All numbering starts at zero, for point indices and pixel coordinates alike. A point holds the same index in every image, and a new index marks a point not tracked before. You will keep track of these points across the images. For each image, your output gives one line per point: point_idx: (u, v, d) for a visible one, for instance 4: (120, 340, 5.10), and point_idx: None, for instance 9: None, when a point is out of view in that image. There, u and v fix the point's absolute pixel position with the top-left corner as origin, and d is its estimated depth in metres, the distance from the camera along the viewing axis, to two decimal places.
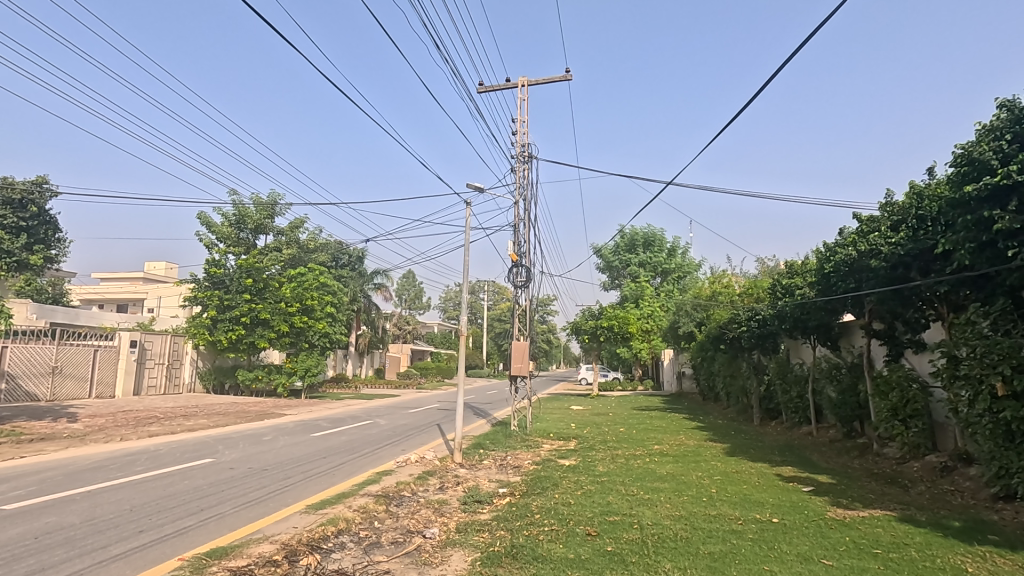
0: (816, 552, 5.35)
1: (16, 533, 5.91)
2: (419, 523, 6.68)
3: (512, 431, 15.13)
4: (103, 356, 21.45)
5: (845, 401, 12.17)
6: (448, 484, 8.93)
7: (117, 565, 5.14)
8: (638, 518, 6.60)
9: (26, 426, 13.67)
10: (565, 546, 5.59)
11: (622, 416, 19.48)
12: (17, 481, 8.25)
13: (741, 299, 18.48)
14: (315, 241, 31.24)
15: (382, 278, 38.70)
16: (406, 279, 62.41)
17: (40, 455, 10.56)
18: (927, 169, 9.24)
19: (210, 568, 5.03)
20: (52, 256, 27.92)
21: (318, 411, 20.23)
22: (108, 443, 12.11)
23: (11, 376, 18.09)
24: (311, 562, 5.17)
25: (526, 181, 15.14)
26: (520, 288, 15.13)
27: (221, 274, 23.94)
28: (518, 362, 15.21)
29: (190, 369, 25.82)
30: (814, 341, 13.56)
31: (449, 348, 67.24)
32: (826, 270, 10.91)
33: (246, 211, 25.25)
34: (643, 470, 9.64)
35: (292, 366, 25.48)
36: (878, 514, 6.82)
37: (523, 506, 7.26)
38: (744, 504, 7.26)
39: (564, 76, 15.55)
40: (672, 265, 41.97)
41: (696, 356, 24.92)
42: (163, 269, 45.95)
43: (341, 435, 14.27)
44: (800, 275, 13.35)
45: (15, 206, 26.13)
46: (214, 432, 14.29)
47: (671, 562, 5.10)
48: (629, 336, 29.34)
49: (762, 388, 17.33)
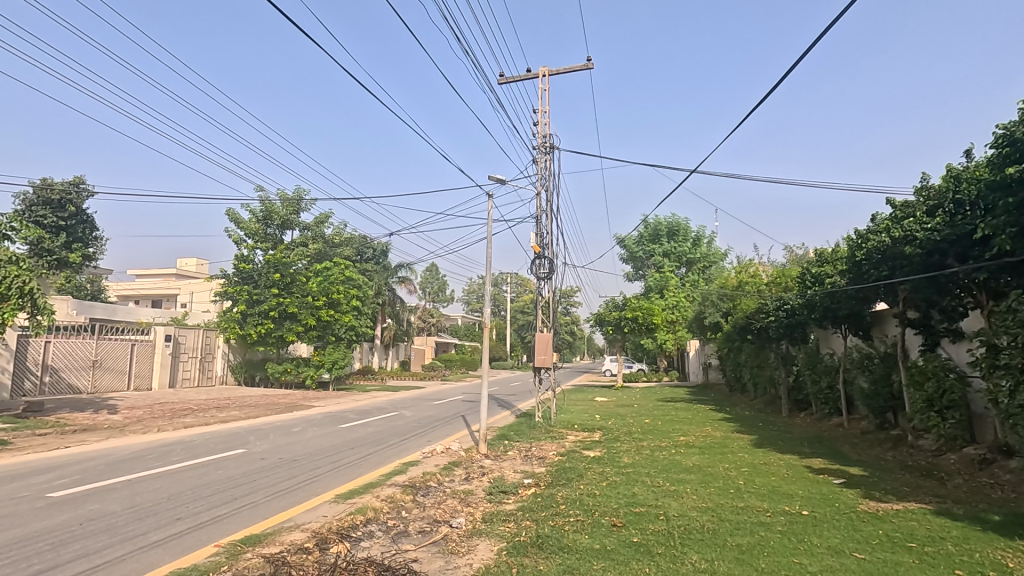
0: (847, 546, 5.25)
1: (62, 519, 6.18)
2: (445, 512, 6.77)
3: (537, 422, 15.18)
4: (140, 350, 22.21)
5: (877, 391, 11.85)
6: (474, 475, 9.02)
7: (157, 551, 5.35)
8: (664, 509, 6.56)
9: (69, 418, 14.24)
10: (591, 536, 5.59)
11: (647, 408, 19.21)
12: (61, 471, 8.60)
13: (769, 288, 18.12)
14: (340, 235, 31.92)
15: (406, 271, 39.15)
16: (428, 272, 62.89)
17: (83, 445, 11.03)
18: (965, 152, 8.89)
19: (245, 554, 5.20)
20: (90, 255, 28.87)
21: (345, 404, 20.54)
22: (146, 434, 12.51)
23: (55, 369, 18.86)
24: (341, 550, 5.28)
25: (547, 172, 15.03)
26: (543, 280, 15.08)
27: (250, 269, 24.52)
28: (542, 354, 15.15)
29: (222, 362, 26.53)
30: (844, 331, 13.23)
31: (473, 339, 67.73)
32: (857, 257, 10.57)
33: (273, 207, 25.85)
34: (668, 462, 9.56)
35: (320, 359, 25.67)
36: (913, 507, 6.65)
37: (548, 497, 7.29)
38: (773, 497, 7.15)
39: (586, 64, 15.36)
40: (697, 255, 41.36)
41: (722, 347, 24.50)
42: (194, 265, 47.31)
43: (368, 426, 14.53)
44: (831, 263, 13.01)
45: (54, 206, 27.02)
46: (246, 424, 14.68)
47: (698, 553, 5.07)
48: (654, 326, 28.90)
49: (791, 379, 16.98)
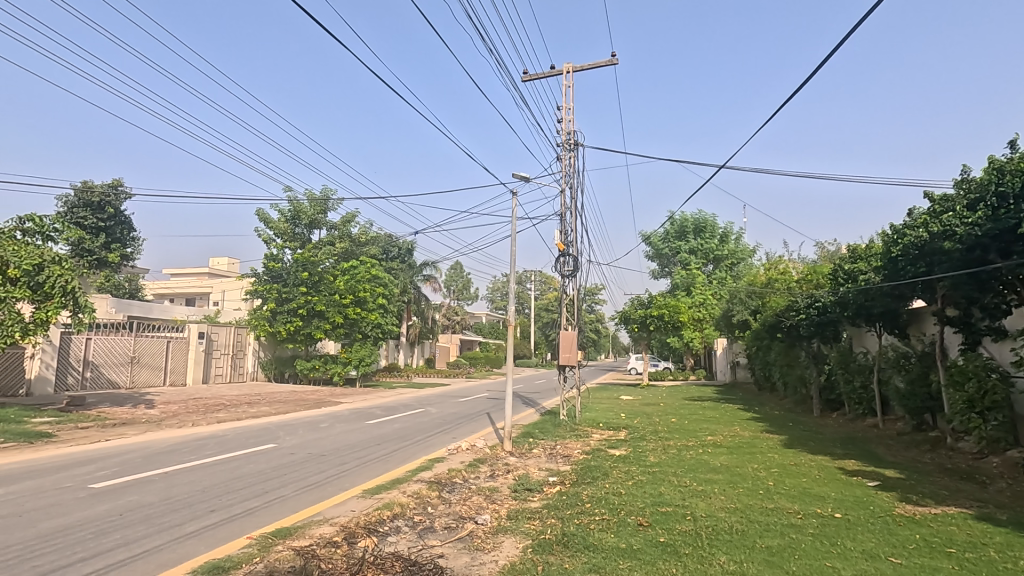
0: (882, 550, 5.10)
1: (104, 509, 6.41)
2: (471, 509, 6.81)
3: (562, 420, 15.15)
4: (175, 346, 22.91)
5: (914, 392, 11.47)
6: (499, 472, 9.06)
7: (193, 541, 5.51)
8: (691, 509, 6.47)
9: (109, 412, 14.78)
10: (616, 535, 5.56)
11: (674, 407, 19.00)
12: (101, 463, 8.92)
13: (799, 285, 17.70)
14: (366, 234, 32.34)
15: (431, 270, 39.47)
16: (453, 270, 63.26)
17: (122, 438, 11.42)
18: (1009, 142, 8.54)
19: (276, 546, 5.32)
20: (128, 254, 29.86)
21: (372, 400, 20.84)
22: (181, 428, 12.91)
23: (96, 365, 19.57)
24: (369, 544, 5.36)
25: (572, 169, 14.96)
26: (567, 278, 15.01)
27: (279, 268, 25.05)
28: (567, 352, 15.09)
29: (253, 359, 27.18)
30: (879, 330, 12.84)
31: (497, 337, 67.94)
32: (893, 253, 10.24)
33: (301, 207, 26.39)
34: (696, 461, 9.43)
35: (347, 356, 26.12)
36: (952, 511, 6.42)
37: (573, 495, 7.27)
38: (804, 498, 6.99)
39: (611, 60, 15.21)
40: (724, 252, 40.65)
41: (750, 345, 24.04)
42: (225, 264, 48.58)
43: (394, 423, 14.70)
44: (865, 259, 12.64)
45: (94, 208, 27.99)
46: (275, 419, 15.04)
47: (727, 554, 5.00)
48: (680, 325, 28.52)
49: (823, 378, 16.57)
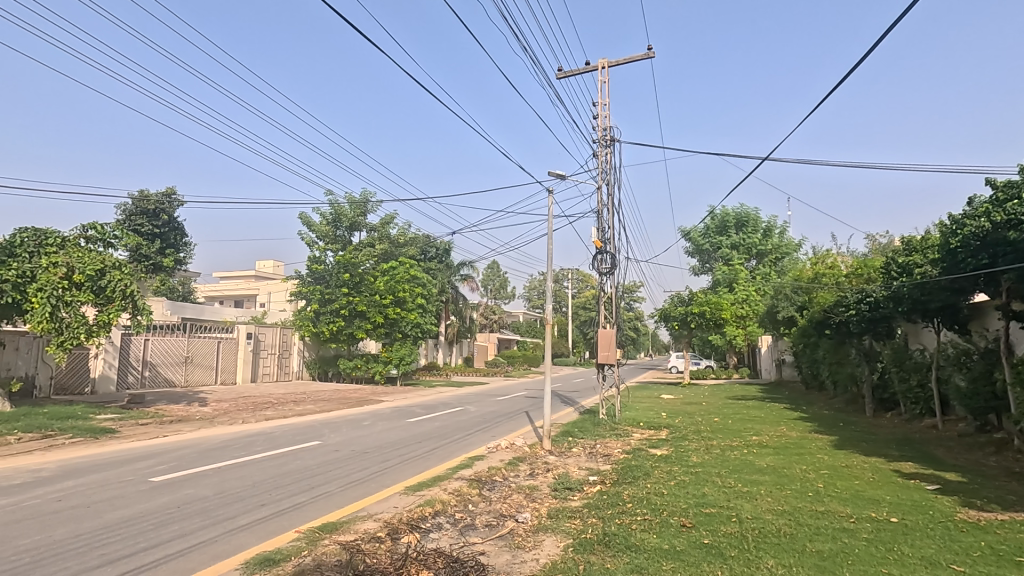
0: (943, 557, 4.86)
1: (163, 502, 6.74)
2: (512, 507, 6.83)
3: (601, 419, 15.02)
4: (225, 346, 23.87)
5: (977, 391, 10.83)
6: (539, 471, 9.05)
7: (245, 534, 5.73)
8: (736, 511, 6.31)
9: (167, 409, 15.52)
10: (659, 536, 5.48)
11: (716, 406, 18.56)
12: (160, 458, 9.38)
13: (849, 279, 17.00)
14: (405, 235, 32.90)
15: (468, 269, 39.79)
16: (490, 269, 63.59)
17: (178, 434, 11.99)
18: None
19: (323, 540, 5.48)
20: (181, 259, 31.25)
21: (412, 398, 21.26)
22: (232, 426, 13.43)
23: (154, 364, 20.59)
24: (412, 540, 5.46)
25: (608, 165, 14.80)
26: (605, 275, 14.87)
27: (322, 269, 25.77)
28: (605, 351, 14.95)
29: (298, 358, 28.05)
30: (937, 325, 12.19)
31: (535, 336, 67.94)
32: (951, 244, 9.71)
33: (342, 210, 27.11)
34: (740, 462, 9.19)
35: (387, 355, 26.64)
36: (1020, 518, 6.05)
37: (614, 495, 7.20)
38: (857, 502, 6.71)
39: (647, 54, 14.97)
40: (768, 247, 39.45)
41: (797, 343, 23.25)
42: (271, 267, 50.29)
43: (434, 421, 14.90)
44: (921, 251, 12.02)
45: (150, 215, 29.39)
46: (321, 417, 15.47)
47: (775, 558, 4.85)
48: (722, 322, 27.83)
49: (876, 376, 15.85)
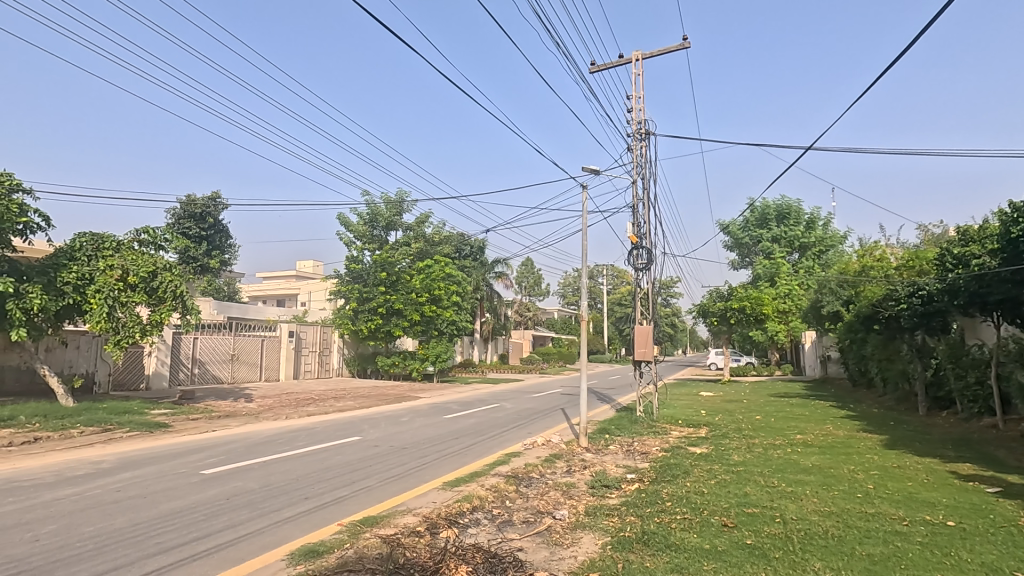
0: (1006, 564, 4.60)
1: (212, 494, 7.02)
2: (549, 504, 6.83)
3: (639, 417, 14.84)
4: (269, 344, 24.64)
5: None
6: (576, 468, 9.01)
7: (290, 526, 5.92)
8: (781, 511, 6.14)
9: (215, 405, 16.14)
10: (700, 536, 5.38)
11: (758, 404, 18.07)
12: (209, 451, 9.76)
13: (900, 272, 16.26)
14: (439, 234, 33.23)
15: (502, 267, 39.85)
16: (524, 266, 63.58)
17: (226, 429, 12.46)
18: None
19: (365, 533, 5.60)
20: (226, 260, 32.43)
21: (449, 395, 21.50)
22: (277, 421, 13.87)
23: (202, 362, 21.43)
24: (450, 535, 5.52)
25: (644, 159, 14.58)
26: (641, 271, 14.66)
27: (360, 269, 26.32)
28: (642, 347, 14.75)
29: (337, 356, 28.75)
30: (997, 319, 11.54)
31: (570, 333, 67.64)
32: (1014, 234, 9.18)
33: (378, 210, 27.61)
34: (784, 461, 8.92)
35: (424, 352, 27.01)
36: None
37: (653, 493, 7.10)
38: (911, 504, 6.43)
39: (682, 44, 14.67)
40: (811, 239, 38.08)
41: (842, 339, 22.43)
42: (311, 267, 51.65)
43: (470, 418, 15.01)
44: (979, 242, 11.42)
45: (197, 218, 30.58)
46: (360, 413, 15.81)
47: (821, 561, 4.71)
48: (764, 317, 27.04)
49: (930, 373, 15.13)
